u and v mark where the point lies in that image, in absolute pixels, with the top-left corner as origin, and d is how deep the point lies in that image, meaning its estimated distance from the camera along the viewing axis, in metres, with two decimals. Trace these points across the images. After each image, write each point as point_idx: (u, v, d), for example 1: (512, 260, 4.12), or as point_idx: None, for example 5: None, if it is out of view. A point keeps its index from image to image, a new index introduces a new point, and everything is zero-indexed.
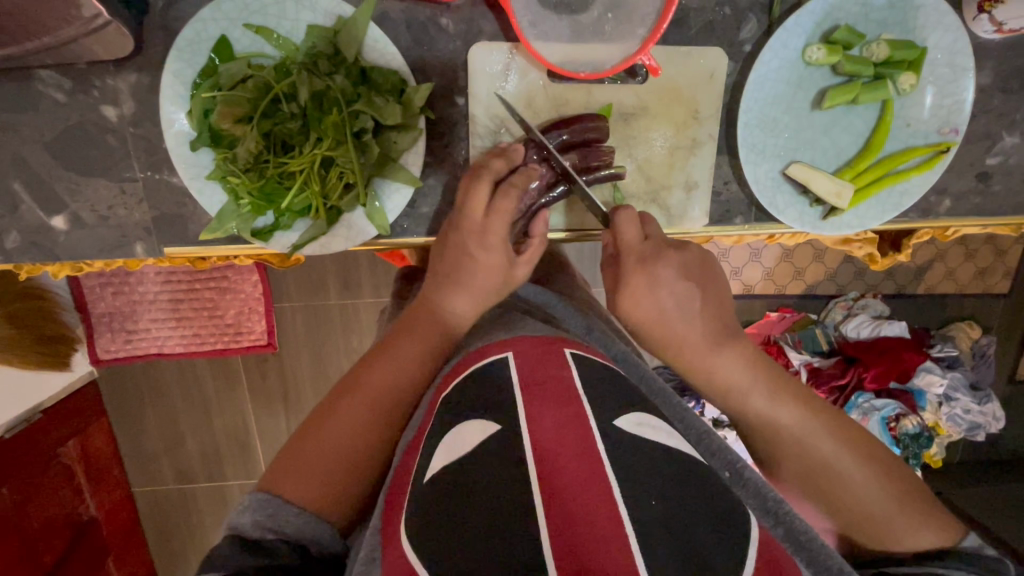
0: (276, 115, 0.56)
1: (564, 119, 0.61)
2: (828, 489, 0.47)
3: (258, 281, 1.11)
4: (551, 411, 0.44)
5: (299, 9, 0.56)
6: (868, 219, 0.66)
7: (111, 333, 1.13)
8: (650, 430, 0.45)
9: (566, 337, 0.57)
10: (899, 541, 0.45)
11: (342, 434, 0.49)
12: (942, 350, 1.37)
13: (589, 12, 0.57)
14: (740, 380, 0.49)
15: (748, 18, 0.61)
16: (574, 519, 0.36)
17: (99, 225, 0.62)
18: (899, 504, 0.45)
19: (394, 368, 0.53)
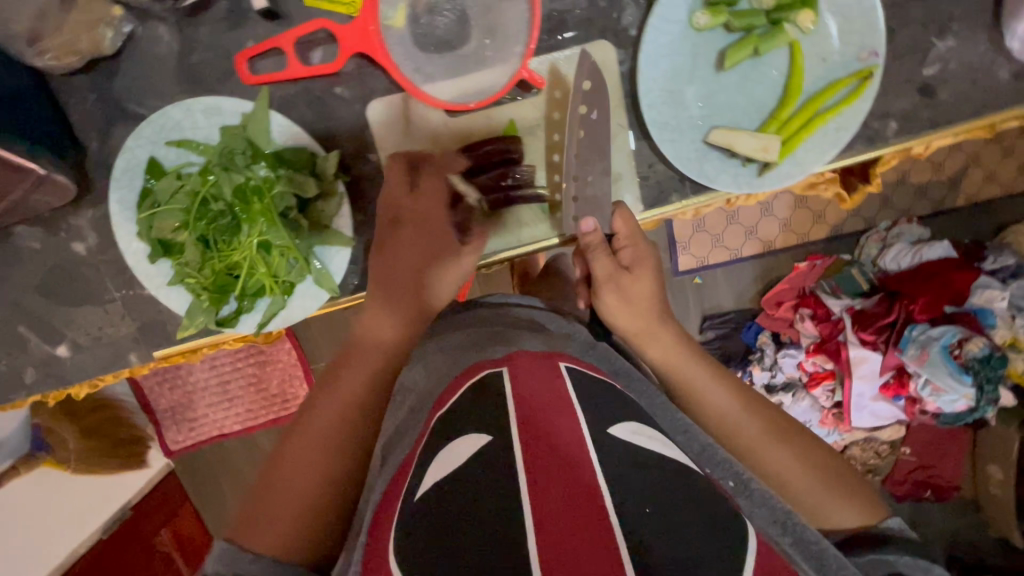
0: (209, 216, 0.61)
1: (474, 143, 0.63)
2: (771, 474, 0.61)
3: (290, 346, 1.21)
4: (544, 422, 0.48)
5: (208, 116, 0.61)
6: (809, 163, 0.63)
7: (178, 426, 1.25)
8: (644, 438, 0.50)
9: (562, 352, 0.61)
10: (833, 519, 0.59)
11: (297, 480, 0.54)
12: (995, 263, 1.26)
13: (466, 44, 0.59)
14: (704, 375, 0.65)
15: (626, 4, 0.61)
16: (554, 512, 0.40)
17: (94, 345, 0.69)
18: (830, 489, 0.60)
19: (341, 409, 0.57)
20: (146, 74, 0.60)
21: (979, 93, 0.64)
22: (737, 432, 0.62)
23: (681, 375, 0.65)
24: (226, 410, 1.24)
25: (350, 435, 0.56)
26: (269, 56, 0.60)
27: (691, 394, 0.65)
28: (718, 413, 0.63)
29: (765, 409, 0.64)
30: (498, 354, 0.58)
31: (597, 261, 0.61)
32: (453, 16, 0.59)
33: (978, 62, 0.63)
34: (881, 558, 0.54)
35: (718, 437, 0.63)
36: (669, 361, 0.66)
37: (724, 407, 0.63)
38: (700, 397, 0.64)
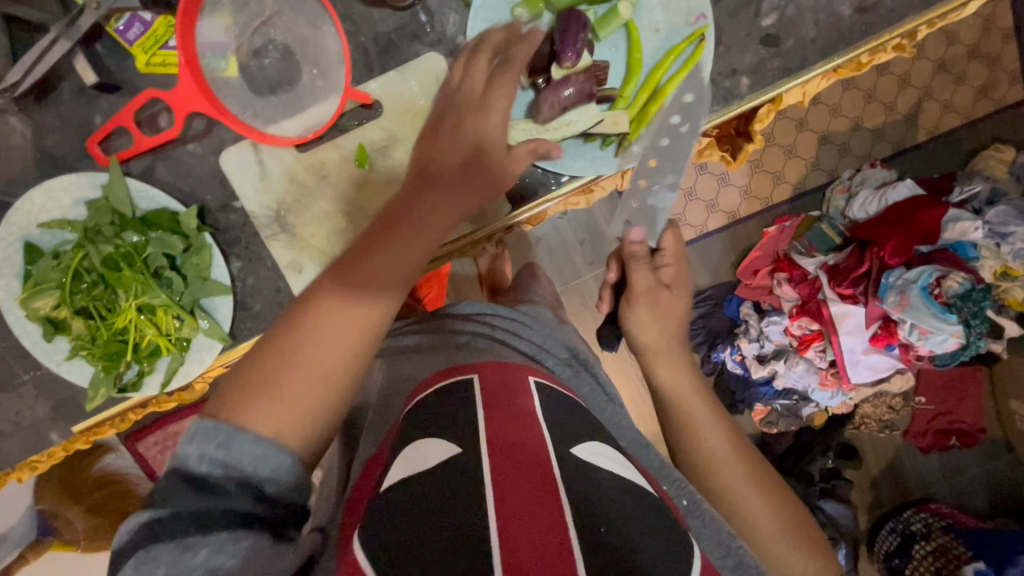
0: (90, 287, 0.63)
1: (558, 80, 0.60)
2: (739, 516, 0.58)
3: None
4: (513, 437, 0.50)
5: (71, 193, 0.63)
6: (661, 137, 0.65)
7: None
8: (601, 460, 0.52)
9: (534, 365, 0.62)
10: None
11: (309, 364, 0.46)
12: (963, 193, 1.20)
13: (297, 80, 0.61)
14: (702, 409, 0.65)
15: (449, 14, 0.62)
16: (521, 532, 0.41)
17: (16, 430, 0.71)
18: (801, 547, 0.56)
19: (382, 292, 0.49)
20: (7, 163, 0.63)
21: (826, 34, 0.63)
22: (722, 468, 0.60)
23: (679, 401, 0.65)
24: None
25: (379, 318, 0.49)
26: (117, 132, 0.62)
27: (687, 418, 0.64)
28: (695, 437, 0.63)
29: (751, 457, 0.62)
30: (472, 360, 0.61)
31: (637, 274, 0.68)
32: (279, 56, 0.61)
33: (816, 3, 0.63)
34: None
35: (696, 473, 0.61)
36: (669, 382, 0.66)
37: (711, 443, 0.62)
38: (693, 422, 0.63)
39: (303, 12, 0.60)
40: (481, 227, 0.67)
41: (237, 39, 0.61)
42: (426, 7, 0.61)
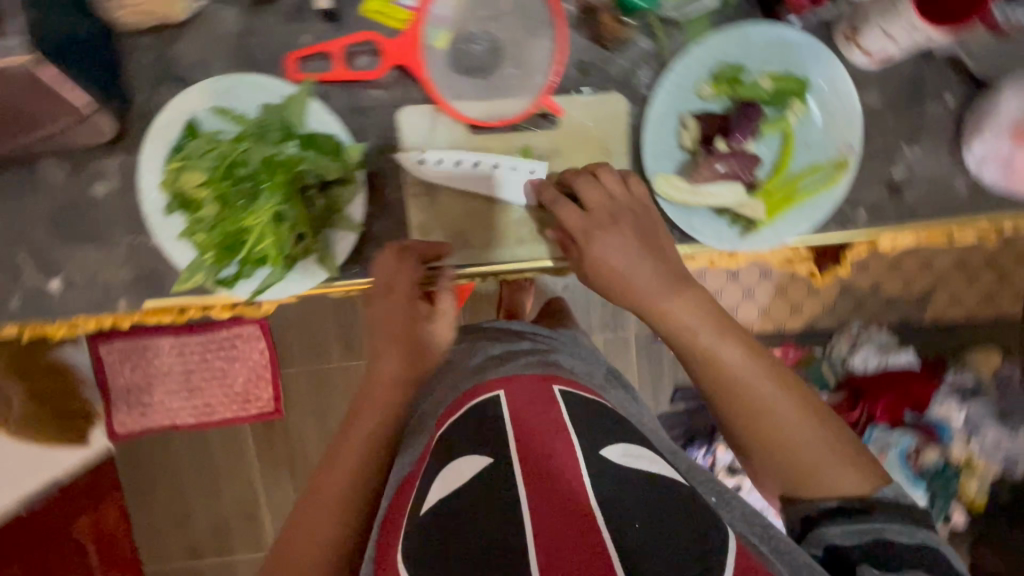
0: (236, 180, 0.65)
1: (724, 148, 0.67)
2: (776, 437, 0.58)
3: (264, 347, 1.31)
4: (545, 449, 0.52)
5: (253, 92, 0.66)
6: (786, 233, 0.70)
7: (128, 408, 1.32)
8: (635, 460, 0.54)
9: (555, 374, 0.63)
10: (825, 487, 0.57)
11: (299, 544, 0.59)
12: (956, 377, 1.31)
13: (495, 72, 0.67)
14: (707, 339, 0.59)
15: (643, 67, 0.68)
16: (553, 539, 0.46)
17: (89, 285, 0.71)
18: (825, 440, 0.58)
19: (336, 473, 0.62)
20: (205, 46, 0.66)
21: (938, 202, 0.72)
22: (742, 388, 0.59)
23: (689, 335, 0.60)
24: (184, 399, 1.32)
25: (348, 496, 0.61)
26: (320, 56, 0.67)
27: (703, 349, 0.59)
28: (707, 359, 0.59)
29: (778, 373, 0.59)
30: (501, 374, 0.62)
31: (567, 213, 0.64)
32: (487, 45, 0.67)
33: (940, 174, 0.72)
34: (879, 533, 0.54)
35: (717, 393, 0.60)
36: (680, 317, 0.60)
37: (724, 370, 0.59)
38: (710, 354, 0.59)
39: (527, 19, 0.65)
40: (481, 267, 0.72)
41: (461, 20, 0.66)
42: (626, 54, 0.68)
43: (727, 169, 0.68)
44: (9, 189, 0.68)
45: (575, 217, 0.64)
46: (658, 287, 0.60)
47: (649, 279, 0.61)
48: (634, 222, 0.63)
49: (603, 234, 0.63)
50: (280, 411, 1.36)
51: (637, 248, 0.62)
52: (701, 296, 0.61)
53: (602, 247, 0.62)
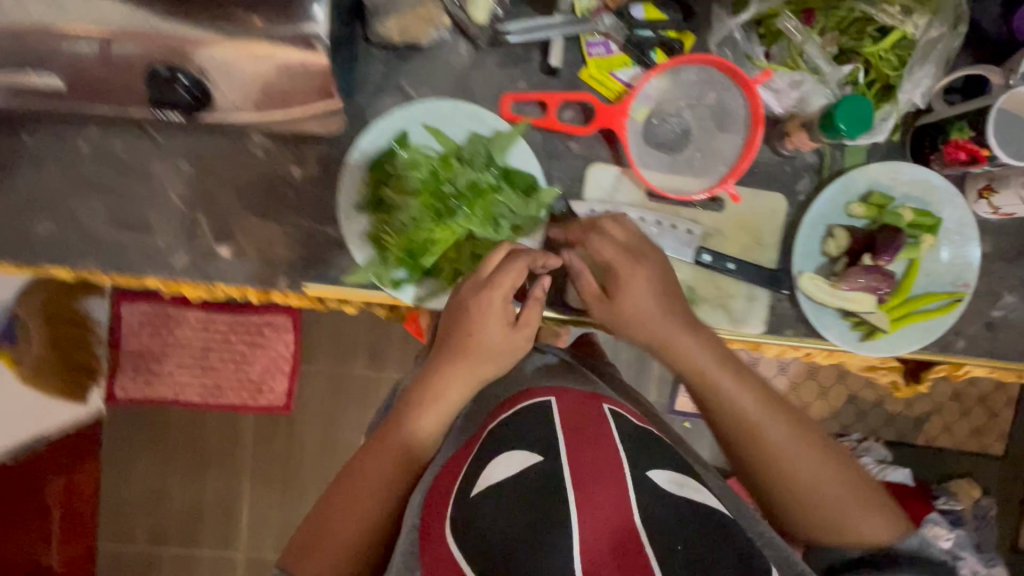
0: (438, 195, 0.70)
1: (870, 265, 0.74)
2: (807, 497, 0.64)
3: (289, 340, 1.56)
4: (591, 456, 0.56)
5: (466, 118, 0.72)
6: (897, 346, 0.78)
7: (134, 373, 1.58)
8: (684, 488, 0.55)
9: (601, 395, 0.69)
10: (854, 535, 0.64)
11: (343, 518, 0.64)
12: (945, 504, 1.31)
13: (681, 151, 0.75)
14: (727, 384, 0.65)
15: (803, 176, 0.77)
16: (598, 541, 0.49)
17: (257, 259, 0.73)
18: (854, 487, 0.64)
19: (386, 456, 0.66)
20: (431, 70, 0.72)
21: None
22: (761, 435, 0.64)
23: (723, 398, 0.65)
24: (196, 376, 1.58)
25: (392, 478, 0.66)
26: (532, 101, 0.73)
27: (739, 412, 0.65)
28: (718, 402, 0.65)
29: (806, 430, 0.65)
30: (551, 386, 0.70)
31: (601, 248, 0.68)
32: (680, 126, 0.74)
33: None
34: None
35: (738, 438, 0.65)
36: (722, 385, 0.65)
37: (743, 415, 0.64)
38: (744, 416, 0.64)
39: (721, 114, 0.72)
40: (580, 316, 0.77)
41: (664, 100, 0.73)
42: (793, 162, 0.76)
43: (866, 282, 0.75)
44: (209, 153, 0.71)
45: (620, 251, 0.68)
46: (692, 344, 0.66)
47: (677, 319, 0.67)
48: (660, 267, 0.68)
49: (637, 270, 0.67)
50: (286, 406, 1.60)
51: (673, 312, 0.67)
52: (727, 359, 0.66)
53: (635, 289, 0.67)
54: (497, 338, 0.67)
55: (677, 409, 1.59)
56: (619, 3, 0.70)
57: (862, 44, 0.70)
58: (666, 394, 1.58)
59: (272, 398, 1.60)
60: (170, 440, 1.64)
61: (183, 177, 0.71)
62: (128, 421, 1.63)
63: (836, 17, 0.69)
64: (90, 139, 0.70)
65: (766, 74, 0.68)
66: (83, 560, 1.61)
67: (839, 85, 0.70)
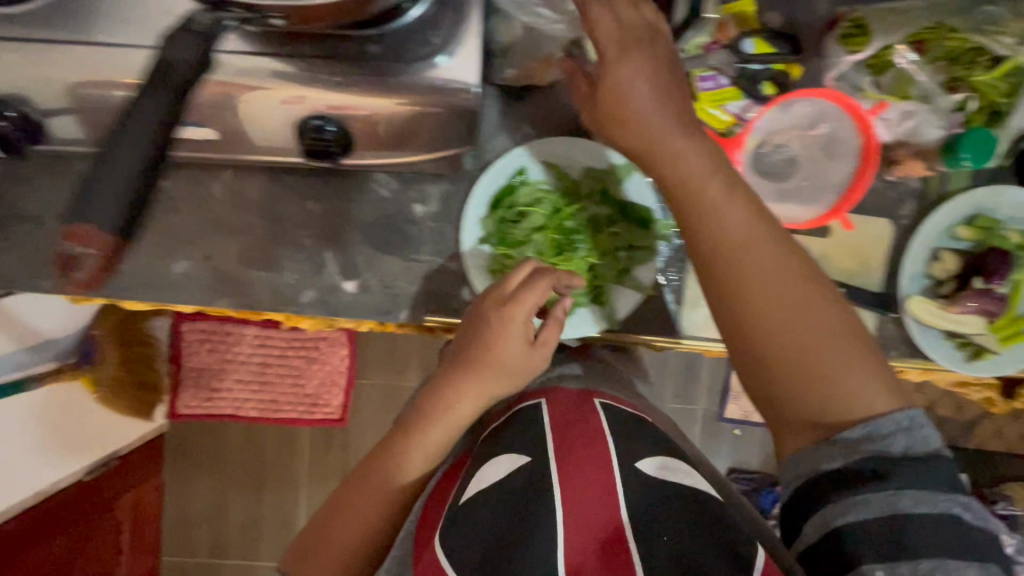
0: (561, 231, 0.75)
1: (981, 286, 0.76)
2: (816, 350, 0.52)
3: (345, 354, 1.46)
4: (581, 465, 0.64)
5: (582, 152, 0.73)
6: (1008, 365, 0.76)
7: (196, 390, 1.50)
8: (668, 474, 0.64)
9: (598, 390, 0.75)
10: (853, 399, 0.51)
11: (350, 525, 0.68)
12: (1005, 508, 1.36)
13: (789, 179, 0.76)
14: (737, 216, 0.55)
15: (907, 201, 0.78)
16: (578, 540, 0.58)
17: (381, 292, 0.75)
18: (843, 333, 0.53)
19: (382, 468, 0.70)
20: (546, 109, 0.75)
21: None
22: (742, 253, 0.54)
23: (733, 239, 0.54)
24: (254, 391, 1.49)
25: (388, 490, 0.69)
26: None
27: (733, 254, 0.54)
28: (721, 236, 0.55)
29: (808, 274, 0.54)
30: (546, 385, 0.77)
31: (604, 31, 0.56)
32: (787, 157, 0.76)
33: None
34: (893, 505, 0.48)
35: (723, 262, 0.55)
36: (730, 228, 0.55)
37: (735, 234, 0.54)
38: (736, 258, 0.54)
39: (830, 145, 0.74)
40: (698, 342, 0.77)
41: (774, 131, 0.75)
42: (899, 188, 0.77)
43: (977, 305, 0.76)
44: (335, 193, 0.74)
45: (649, 89, 0.56)
46: (722, 201, 0.55)
47: (685, 141, 0.55)
48: (666, 58, 0.57)
49: (644, 70, 0.55)
50: (342, 418, 1.53)
51: (725, 179, 0.56)
52: (757, 205, 0.56)
53: (626, 83, 0.55)
54: (495, 350, 0.66)
55: (727, 417, 1.53)
56: (730, 38, 0.72)
57: (973, 73, 0.71)
58: (716, 402, 1.52)
59: (326, 413, 1.52)
60: (229, 458, 1.67)
61: (312, 216, 0.74)
62: (190, 440, 1.66)
63: (948, 47, 0.71)
64: (225, 182, 0.74)
65: (882, 108, 0.70)
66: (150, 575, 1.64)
67: (949, 113, 0.73)
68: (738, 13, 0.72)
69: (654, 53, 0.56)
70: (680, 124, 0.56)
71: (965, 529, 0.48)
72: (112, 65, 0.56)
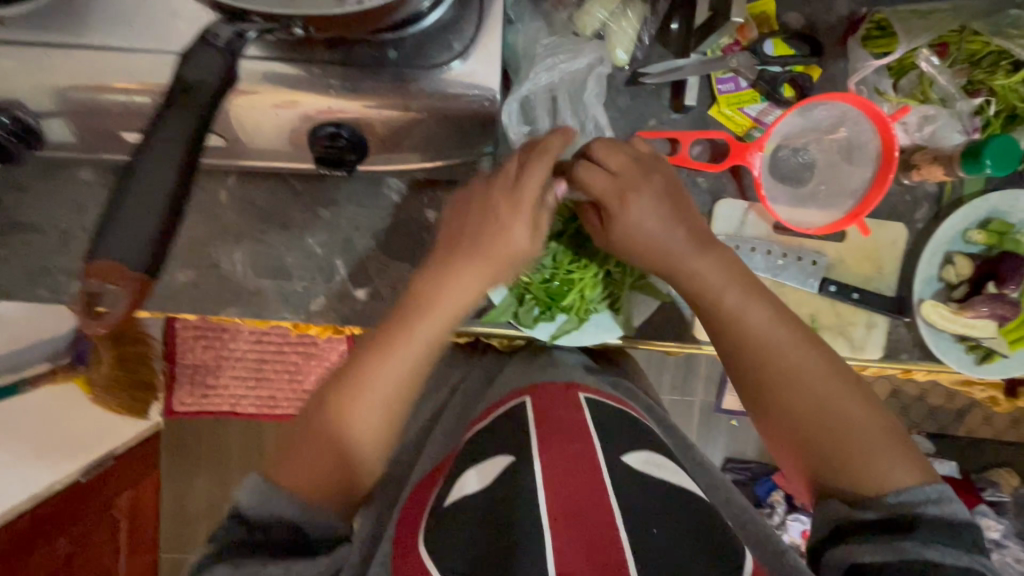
0: (579, 238, 0.74)
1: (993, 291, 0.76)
2: (836, 433, 0.58)
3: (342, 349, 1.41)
4: (567, 449, 0.58)
5: None
6: (1014, 368, 0.78)
7: (193, 386, 1.47)
8: (654, 468, 0.58)
9: (580, 384, 0.71)
10: (881, 480, 0.55)
11: (335, 430, 0.60)
12: (992, 495, 1.41)
13: (805, 184, 0.76)
14: (736, 296, 0.62)
15: (922, 205, 0.77)
16: (570, 523, 0.51)
17: (393, 299, 0.74)
18: (872, 424, 0.58)
19: (383, 366, 0.62)
20: None
21: None
22: (768, 355, 0.61)
23: (757, 338, 0.61)
24: (252, 387, 1.46)
25: (384, 400, 0.61)
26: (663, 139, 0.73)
27: (759, 351, 0.61)
28: (740, 333, 0.62)
29: (830, 365, 0.61)
30: (530, 384, 0.72)
31: (589, 179, 0.61)
32: (805, 160, 0.76)
33: None
34: (919, 553, 0.50)
35: (750, 360, 0.62)
36: (752, 323, 0.61)
37: (761, 336, 0.61)
38: (761, 354, 0.61)
39: (849, 148, 0.74)
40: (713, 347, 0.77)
41: (793, 135, 0.74)
42: (914, 192, 0.77)
43: (989, 310, 0.76)
44: (346, 199, 0.72)
45: (657, 218, 0.62)
46: (742, 302, 0.62)
47: (685, 239, 0.62)
48: (665, 185, 0.63)
49: (650, 182, 0.62)
50: None
51: (744, 284, 0.62)
52: (778, 306, 0.63)
53: (640, 198, 0.61)
54: (489, 239, 0.62)
55: (725, 408, 1.52)
56: (750, 40, 0.71)
57: (995, 76, 0.70)
58: (713, 393, 1.51)
59: None
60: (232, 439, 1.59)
61: (321, 223, 0.72)
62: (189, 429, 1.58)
63: (969, 49, 0.71)
64: (229, 187, 0.71)
65: (904, 112, 0.68)
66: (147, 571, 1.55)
67: (968, 117, 0.72)
68: (757, 14, 0.72)
69: (657, 181, 0.62)
70: (702, 241, 0.63)
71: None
72: (120, 73, 0.54)
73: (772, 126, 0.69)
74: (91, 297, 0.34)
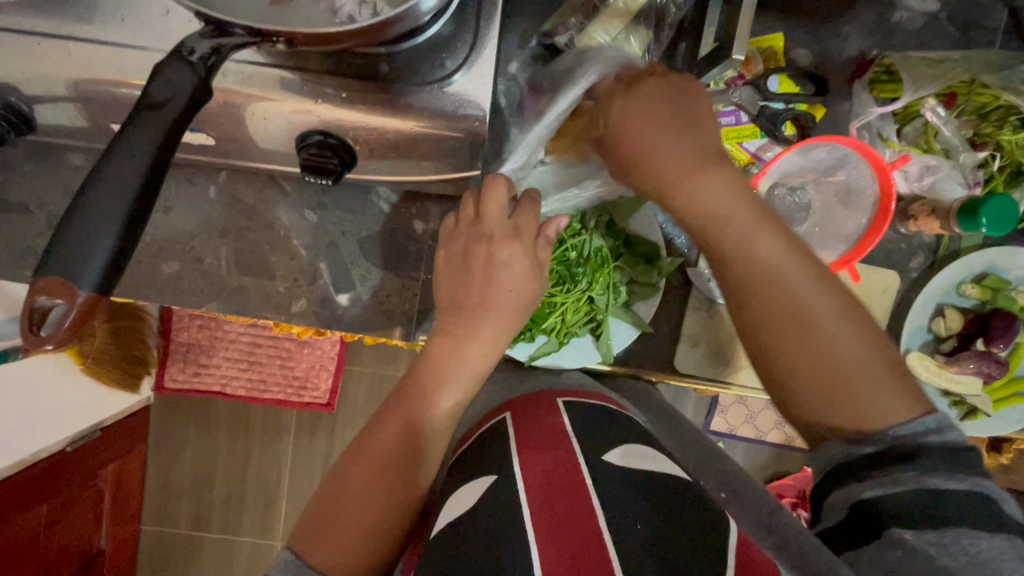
0: (565, 261, 0.72)
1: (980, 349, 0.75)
2: (839, 366, 0.50)
3: (338, 343, 1.43)
4: (545, 457, 0.56)
5: None
6: (996, 426, 0.77)
7: (184, 365, 1.44)
8: (637, 460, 0.55)
9: (559, 388, 0.69)
10: (882, 416, 0.49)
11: (353, 499, 0.56)
12: None
13: (799, 225, 0.75)
14: (741, 223, 0.52)
15: (917, 254, 0.76)
16: (554, 534, 0.47)
17: (374, 307, 0.74)
18: (878, 359, 0.51)
19: (394, 429, 0.59)
20: None
21: None
22: (774, 281, 0.52)
23: (761, 264, 0.52)
24: (243, 369, 1.45)
25: (393, 459, 0.58)
26: None
27: (762, 280, 0.52)
28: (745, 259, 0.52)
29: (838, 289, 0.53)
30: (510, 399, 0.70)
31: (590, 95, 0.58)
32: (801, 200, 0.74)
33: None
34: (924, 483, 0.45)
35: (749, 289, 0.53)
36: (759, 251, 0.52)
37: (765, 261, 0.52)
38: (763, 284, 0.52)
39: (846, 193, 0.73)
40: (693, 378, 0.77)
41: (790, 174, 0.72)
42: (910, 241, 0.75)
43: (976, 366, 0.74)
44: (335, 204, 0.72)
45: (653, 125, 0.53)
46: (750, 227, 0.52)
47: (683, 151, 0.52)
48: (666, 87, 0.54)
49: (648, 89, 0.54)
50: (328, 404, 1.50)
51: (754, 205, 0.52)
52: (788, 230, 0.54)
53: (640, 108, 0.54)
54: (507, 251, 0.61)
55: (712, 429, 1.50)
56: (757, 74, 0.69)
57: (1002, 130, 0.69)
58: (702, 413, 1.49)
59: (314, 397, 1.49)
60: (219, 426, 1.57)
61: (307, 225, 0.73)
62: (175, 417, 1.56)
63: (977, 102, 0.69)
64: (219, 183, 0.72)
65: (905, 161, 0.68)
66: (128, 545, 1.54)
67: (971, 170, 0.71)
68: (764, 48, 0.70)
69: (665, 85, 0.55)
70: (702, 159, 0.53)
71: (1001, 514, 0.44)
72: (111, 67, 0.53)
73: (769, 166, 0.68)
74: (39, 313, 0.35)
